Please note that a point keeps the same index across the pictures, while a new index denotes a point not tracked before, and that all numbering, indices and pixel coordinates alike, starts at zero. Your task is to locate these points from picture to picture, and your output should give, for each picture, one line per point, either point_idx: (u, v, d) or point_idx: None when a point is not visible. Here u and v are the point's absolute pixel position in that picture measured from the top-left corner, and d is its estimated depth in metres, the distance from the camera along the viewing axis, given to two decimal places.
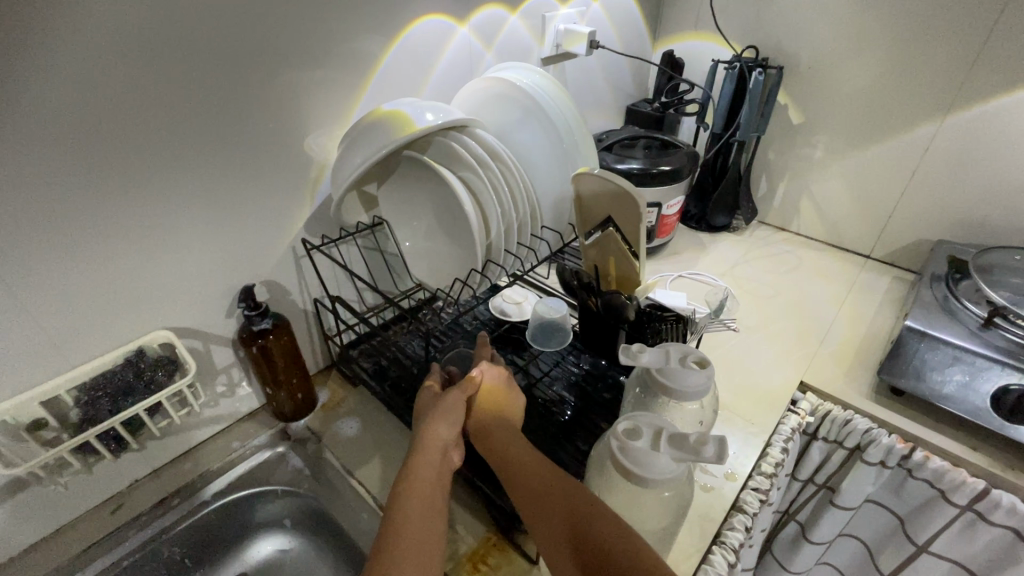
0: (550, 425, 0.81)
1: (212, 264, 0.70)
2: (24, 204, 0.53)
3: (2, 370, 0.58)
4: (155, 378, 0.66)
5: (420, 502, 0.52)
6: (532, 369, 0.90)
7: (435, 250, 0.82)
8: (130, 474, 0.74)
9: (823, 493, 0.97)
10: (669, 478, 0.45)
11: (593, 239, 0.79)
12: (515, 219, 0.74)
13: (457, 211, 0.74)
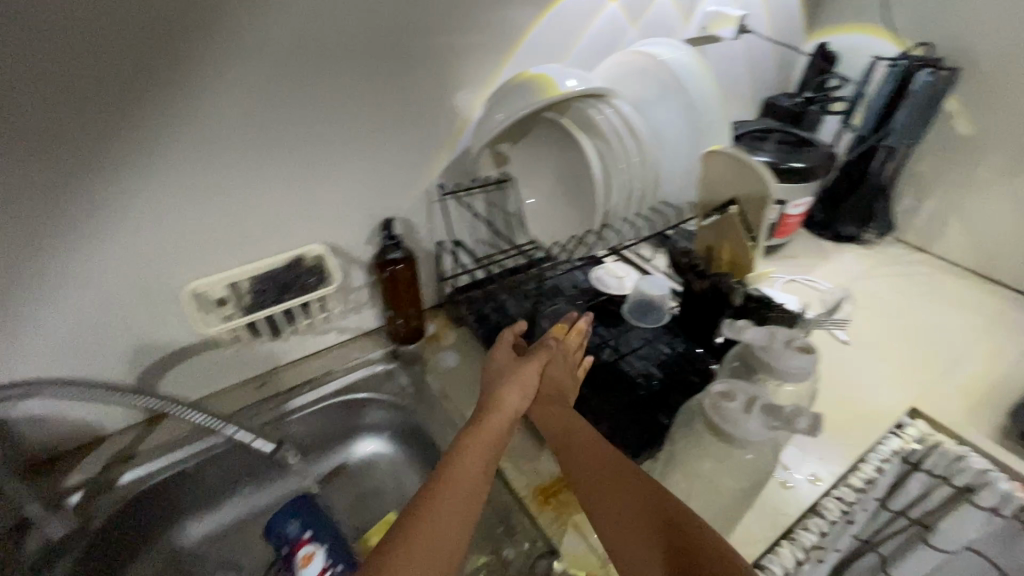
0: (633, 395, 0.83)
1: (362, 194, 0.81)
2: (237, 121, 0.66)
3: (205, 253, 0.73)
4: (307, 282, 0.78)
5: (476, 457, 0.55)
6: (623, 341, 0.92)
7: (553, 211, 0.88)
8: (274, 360, 0.89)
9: (913, 531, 0.91)
10: (756, 441, 0.47)
11: (711, 223, 0.79)
12: (638, 189, 0.77)
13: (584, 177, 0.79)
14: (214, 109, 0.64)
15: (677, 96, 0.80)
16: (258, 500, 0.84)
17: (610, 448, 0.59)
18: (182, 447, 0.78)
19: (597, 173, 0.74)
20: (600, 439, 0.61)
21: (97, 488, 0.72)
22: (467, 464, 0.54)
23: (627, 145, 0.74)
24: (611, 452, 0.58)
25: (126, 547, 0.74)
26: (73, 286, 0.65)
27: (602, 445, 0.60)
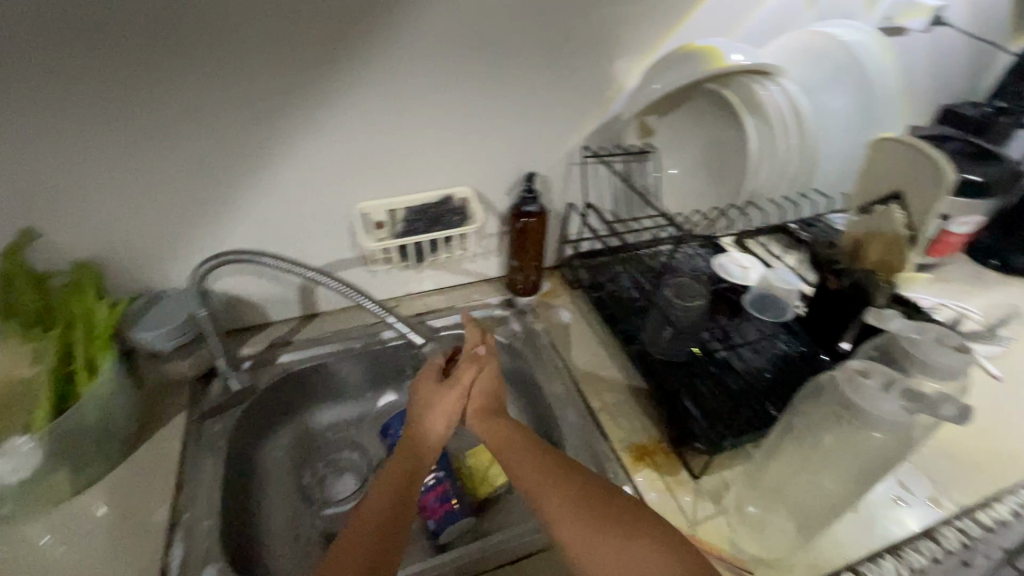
0: (741, 384, 0.81)
1: (512, 147, 0.86)
2: (424, 65, 0.74)
3: (373, 179, 0.83)
4: (450, 220, 0.85)
5: (384, 504, 0.54)
6: (738, 331, 0.90)
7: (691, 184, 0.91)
8: (407, 288, 0.99)
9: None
10: (891, 423, 0.47)
11: (869, 213, 0.79)
12: (789, 171, 0.83)
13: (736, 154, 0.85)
14: (406, 54, 0.72)
15: (855, 81, 0.92)
16: (376, 405, 0.95)
17: (544, 460, 0.57)
18: (327, 343, 0.91)
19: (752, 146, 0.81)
20: (535, 449, 0.58)
21: (263, 359, 0.88)
22: (356, 548, 0.50)
23: (787, 130, 0.80)
24: (550, 468, 0.55)
25: (271, 416, 0.86)
26: (274, 190, 0.78)
27: (537, 461, 0.57)
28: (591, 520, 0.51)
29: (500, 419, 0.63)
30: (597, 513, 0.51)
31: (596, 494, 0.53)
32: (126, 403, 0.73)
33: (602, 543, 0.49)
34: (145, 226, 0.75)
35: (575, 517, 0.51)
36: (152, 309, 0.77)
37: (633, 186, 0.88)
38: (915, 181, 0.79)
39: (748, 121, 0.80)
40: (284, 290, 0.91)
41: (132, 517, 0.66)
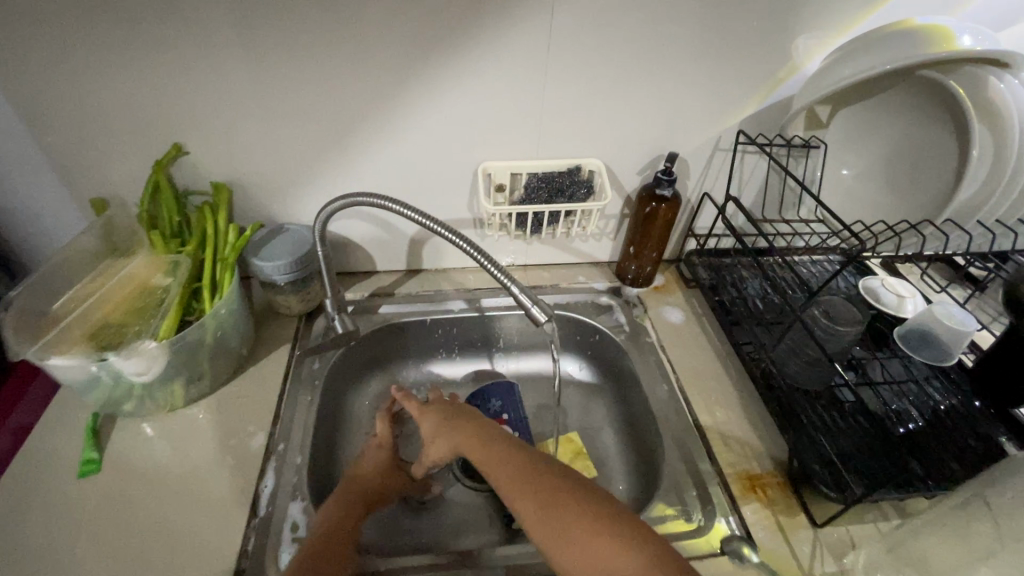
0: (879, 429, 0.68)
1: (654, 122, 0.78)
2: (580, 19, 0.67)
3: (500, 139, 0.78)
4: (576, 193, 0.79)
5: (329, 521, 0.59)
6: (877, 368, 0.77)
7: (863, 191, 0.80)
8: (511, 258, 0.95)
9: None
10: None
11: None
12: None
13: (943, 164, 0.71)
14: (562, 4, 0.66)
15: None
16: (462, 370, 0.93)
17: (505, 458, 0.60)
18: (428, 302, 0.90)
19: (977, 155, 0.67)
20: (495, 449, 0.62)
21: (365, 307, 0.88)
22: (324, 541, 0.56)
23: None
24: (510, 465, 0.59)
25: (364, 365, 0.86)
26: (404, 138, 0.77)
27: (502, 463, 0.59)
28: (549, 509, 0.52)
29: (460, 423, 0.68)
30: (553, 502, 0.53)
31: (557, 485, 0.55)
32: (240, 326, 0.75)
33: (561, 532, 0.51)
34: (280, 159, 0.76)
35: (535, 507, 0.54)
36: (275, 239, 0.79)
37: (795, 178, 0.76)
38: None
39: (976, 128, 0.66)
40: (394, 242, 0.90)
41: (231, 436, 0.68)
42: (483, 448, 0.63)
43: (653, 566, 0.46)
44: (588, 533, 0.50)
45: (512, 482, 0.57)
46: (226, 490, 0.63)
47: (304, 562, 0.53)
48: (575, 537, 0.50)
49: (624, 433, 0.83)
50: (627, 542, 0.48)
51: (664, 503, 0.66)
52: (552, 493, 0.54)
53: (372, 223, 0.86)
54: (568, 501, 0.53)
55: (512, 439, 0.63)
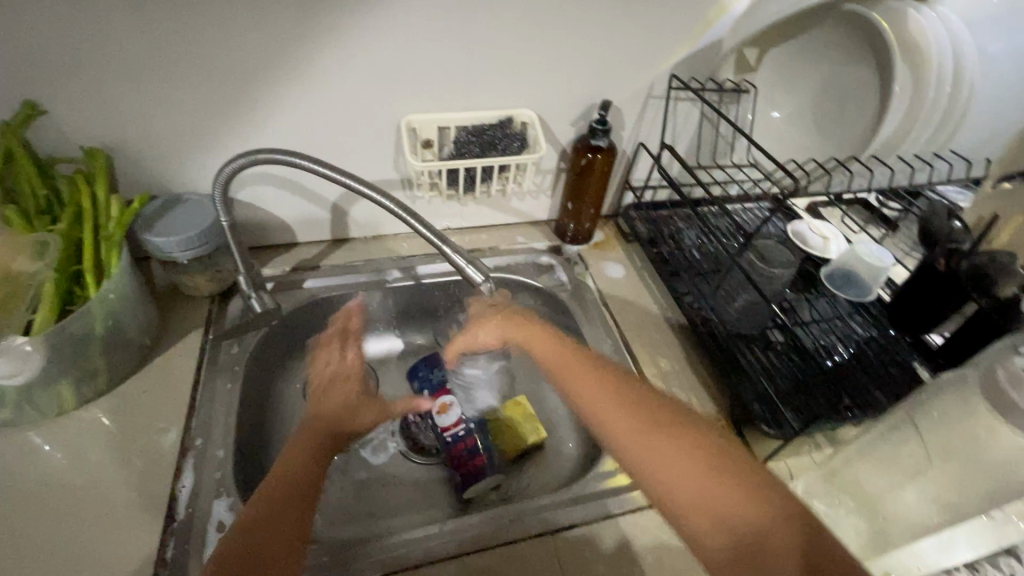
0: (808, 366, 0.70)
1: (585, 69, 0.74)
2: None
3: (423, 90, 0.71)
4: (510, 147, 0.75)
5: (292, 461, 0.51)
6: (805, 309, 0.79)
7: (792, 135, 0.81)
8: (446, 221, 0.89)
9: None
10: None
11: (1003, 190, 0.71)
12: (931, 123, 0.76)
13: (857, 100, 0.77)
14: None
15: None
16: (405, 342, 0.89)
17: (586, 373, 0.55)
18: (358, 273, 0.83)
19: (898, 91, 0.73)
20: (575, 364, 0.57)
21: (288, 282, 0.80)
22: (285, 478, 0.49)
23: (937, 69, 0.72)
24: (599, 382, 0.54)
25: (291, 344, 0.80)
26: (313, 90, 0.68)
27: (602, 387, 0.53)
28: (655, 431, 0.47)
29: (513, 327, 0.66)
30: (657, 425, 0.48)
31: (657, 407, 0.50)
32: (138, 314, 0.66)
33: (676, 469, 0.45)
34: (166, 118, 0.66)
35: (632, 428, 0.48)
36: (170, 212, 0.69)
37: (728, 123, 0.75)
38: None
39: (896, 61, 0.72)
40: (315, 210, 0.82)
41: (137, 437, 0.60)
42: (556, 365, 0.58)
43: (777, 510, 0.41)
44: (702, 464, 0.44)
45: (598, 402, 0.52)
46: (134, 498, 0.56)
47: (267, 503, 0.46)
48: (682, 463, 0.45)
49: None
50: (744, 479, 0.43)
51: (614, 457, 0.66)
52: (653, 413, 0.49)
53: (285, 189, 0.77)
54: (675, 427, 0.48)
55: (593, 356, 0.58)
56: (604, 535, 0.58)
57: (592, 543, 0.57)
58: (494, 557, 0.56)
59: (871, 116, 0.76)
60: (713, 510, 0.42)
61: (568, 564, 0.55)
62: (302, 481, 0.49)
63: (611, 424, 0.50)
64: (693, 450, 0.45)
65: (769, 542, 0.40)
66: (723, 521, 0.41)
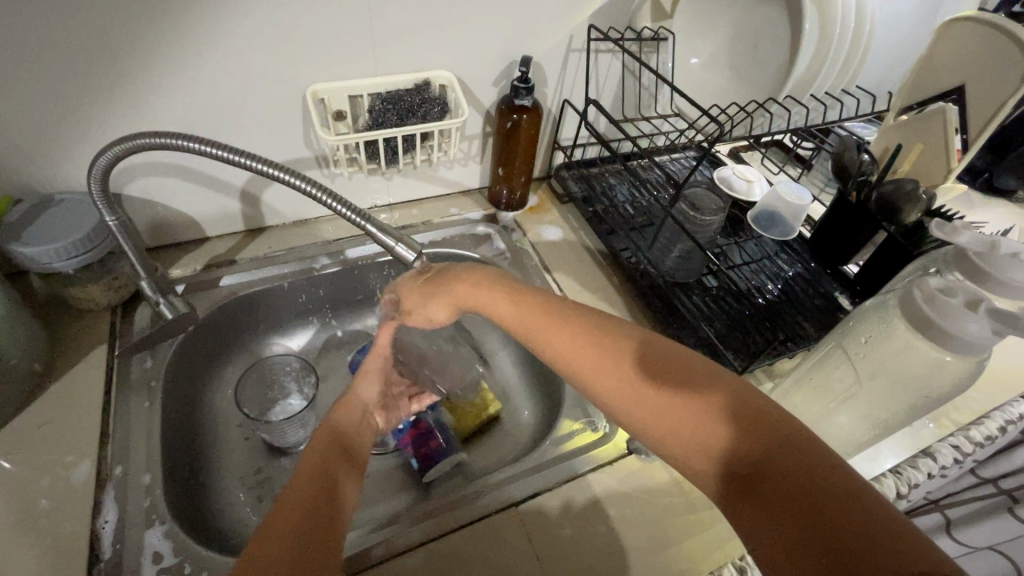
0: (743, 306, 0.73)
1: (501, 23, 0.70)
2: None
3: (326, 55, 0.65)
4: (429, 112, 0.70)
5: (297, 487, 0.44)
6: (735, 252, 0.81)
7: (711, 82, 0.83)
8: (373, 199, 0.84)
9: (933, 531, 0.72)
10: (976, 346, 0.42)
11: (906, 121, 0.74)
12: (841, 59, 0.77)
13: (769, 43, 0.78)
14: None
15: None
16: (345, 330, 0.85)
17: (560, 328, 0.48)
18: (280, 263, 0.76)
19: (808, 29, 0.74)
20: (543, 311, 0.50)
21: (200, 282, 0.73)
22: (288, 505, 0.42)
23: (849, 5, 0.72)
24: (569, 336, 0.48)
25: (212, 348, 0.73)
26: (197, 61, 0.60)
27: (555, 325, 0.49)
28: (637, 386, 0.44)
29: (464, 288, 0.55)
30: (639, 382, 0.44)
31: (634, 358, 0.45)
32: (20, 335, 0.57)
33: (652, 408, 0.42)
34: (19, 105, 0.56)
35: (610, 379, 0.45)
36: (43, 215, 0.60)
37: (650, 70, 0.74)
38: (986, 76, 0.69)
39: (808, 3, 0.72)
40: (220, 198, 0.73)
41: (41, 476, 0.53)
42: (526, 315, 0.50)
43: (766, 428, 0.38)
44: (677, 406, 0.41)
45: (561, 340, 0.48)
46: (44, 546, 0.49)
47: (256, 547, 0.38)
48: (665, 409, 0.42)
49: (522, 360, 0.81)
50: (732, 413, 0.40)
51: (569, 420, 0.66)
52: (629, 364, 0.45)
53: (182, 177, 0.69)
54: (655, 371, 0.44)
55: (554, 301, 0.51)
56: (565, 493, 0.58)
57: (557, 506, 0.57)
58: (459, 539, 0.54)
59: (779, 56, 0.78)
60: (697, 446, 0.40)
61: (534, 532, 0.55)
62: (328, 462, 0.47)
63: (593, 383, 0.46)
64: (676, 399, 0.42)
65: (767, 476, 0.36)
66: (707, 461, 0.40)
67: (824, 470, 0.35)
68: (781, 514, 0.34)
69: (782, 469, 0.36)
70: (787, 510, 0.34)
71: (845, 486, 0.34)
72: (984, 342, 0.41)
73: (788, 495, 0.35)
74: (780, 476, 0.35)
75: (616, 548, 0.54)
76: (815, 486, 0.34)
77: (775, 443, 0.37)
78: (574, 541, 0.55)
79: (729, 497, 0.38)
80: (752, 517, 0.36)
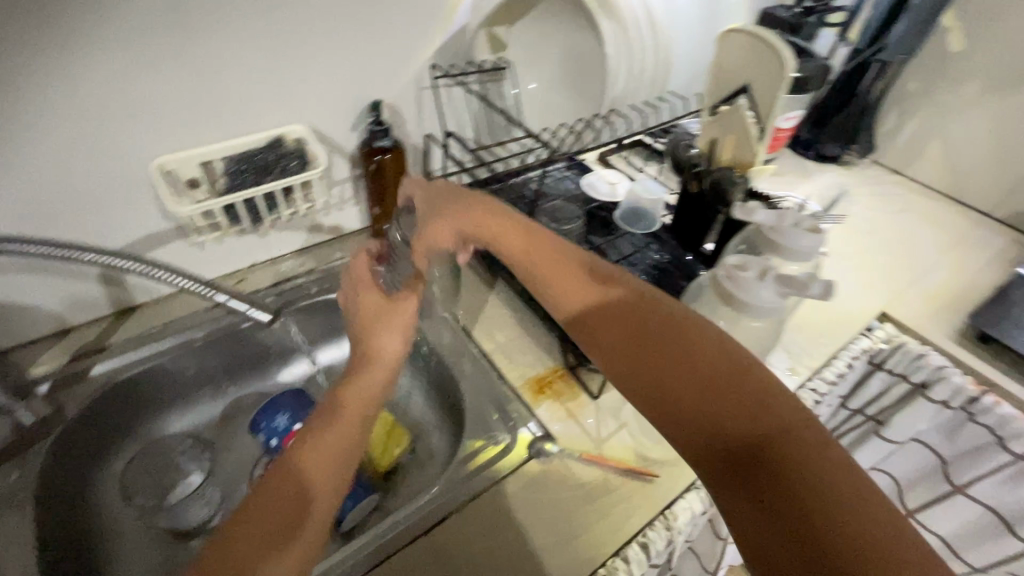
0: None
1: (345, 75, 0.73)
2: None
3: (167, 127, 0.64)
4: (287, 166, 0.71)
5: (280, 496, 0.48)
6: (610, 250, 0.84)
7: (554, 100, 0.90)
8: (251, 256, 0.83)
9: None
10: (771, 309, 0.50)
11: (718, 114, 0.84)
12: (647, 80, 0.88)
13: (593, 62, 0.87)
14: None
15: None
16: (244, 394, 0.83)
17: (591, 292, 0.52)
18: (157, 341, 0.73)
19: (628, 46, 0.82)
20: (573, 276, 0.53)
21: (66, 376, 0.68)
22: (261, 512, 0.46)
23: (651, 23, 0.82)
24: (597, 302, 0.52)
25: (91, 443, 0.69)
26: (18, 154, 0.57)
27: (585, 292, 0.52)
28: (656, 358, 0.47)
29: (473, 221, 0.59)
30: (657, 352, 0.47)
31: (659, 331, 0.48)
32: None
33: (666, 380, 0.46)
34: None
35: (628, 342, 0.49)
36: None
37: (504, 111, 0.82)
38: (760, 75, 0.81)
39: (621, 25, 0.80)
40: (78, 285, 0.70)
41: None
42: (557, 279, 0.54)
43: (778, 419, 0.41)
44: (697, 383, 0.44)
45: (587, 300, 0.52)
46: None
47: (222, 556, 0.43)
48: (682, 384, 0.45)
49: (428, 390, 0.83)
50: (754, 403, 0.42)
51: (472, 439, 0.68)
52: (653, 337, 0.48)
53: (23, 271, 0.65)
54: (676, 349, 0.46)
55: (585, 258, 0.55)
56: (480, 509, 0.61)
57: (471, 522, 0.60)
58: None
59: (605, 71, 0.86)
60: (710, 425, 0.43)
61: (446, 558, 0.57)
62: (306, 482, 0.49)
63: (608, 337, 0.50)
64: (695, 365, 0.45)
65: (768, 462, 0.39)
66: (711, 441, 0.43)
67: (825, 468, 0.38)
68: (775, 499, 0.38)
69: (787, 458, 0.39)
70: (784, 498, 0.38)
71: (849, 481, 0.37)
72: (774, 305, 0.49)
73: (790, 485, 0.38)
74: (780, 465, 0.39)
75: (525, 554, 0.57)
76: (813, 476, 0.38)
77: (780, 432, 0.40)
78: (486, 556, 0.57)
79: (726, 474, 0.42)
80: (749, 501, 0.39)
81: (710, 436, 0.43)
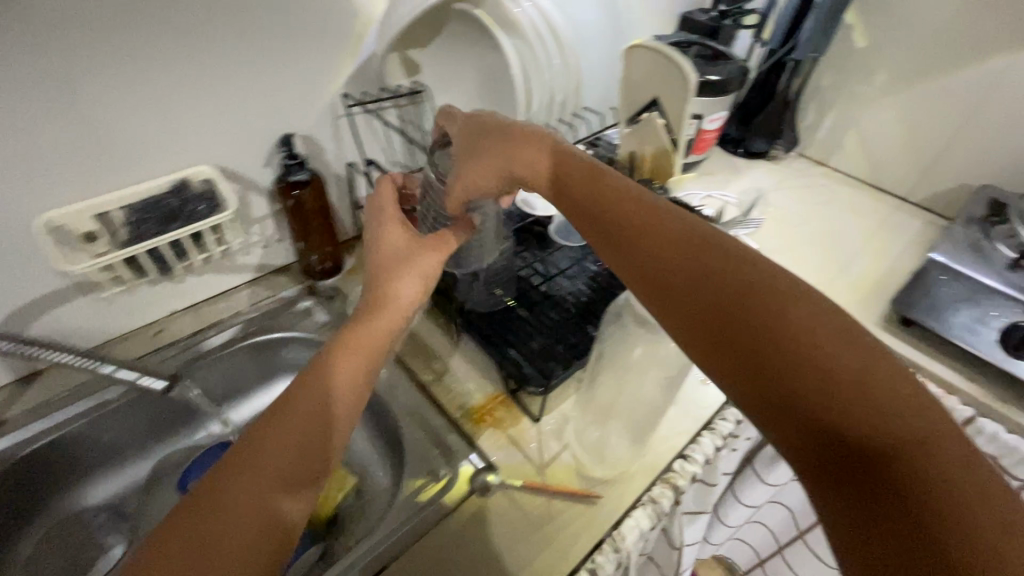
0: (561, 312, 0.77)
1: (251, 111, 0.70)
2: (73, 24, 0.53)
3: (53, 180, 0.60)
4: (195, 210, 0.67)
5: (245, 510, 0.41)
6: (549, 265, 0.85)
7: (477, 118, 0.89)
8: (170, 303, 0.79)
9: None
10: None
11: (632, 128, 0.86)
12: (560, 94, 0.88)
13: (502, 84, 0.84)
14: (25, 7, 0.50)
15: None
16: (172, 451, 0.78)
17: (665, 232, 0.43)
18: (69, 405, 0.68)
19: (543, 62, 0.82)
20: (644, 217, 0.44)
21: None
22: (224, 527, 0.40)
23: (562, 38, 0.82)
24: (663, 257, 0.43)
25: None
26: None
27: (657, 232, 0.43)
28: (745, 310, 0.38)
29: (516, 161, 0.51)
30: (746, 304, 0.38)
31: (756, 283, 0.39)
32: None
33: (752, 338, 0.38)
34: None
35: (707, 290, 0.40)
36: None
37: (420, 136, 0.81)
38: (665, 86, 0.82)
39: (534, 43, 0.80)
40: None
41: None
42: (619, 214, 0.45)
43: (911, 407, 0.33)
44: (802, 348, 0.36)
45: (658, 240, 0.43)
46: None
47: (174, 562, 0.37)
48: (781, 342, 0.36)
49: (369, 426, 0.80)
50: (883, 384, 0.34)
51: (413, 478, 0.66)
52: (745, 288, 0.39)
53: None
54: (777, 304, 0.37)
55: (652, 195, 0.45)
56: (422, 553, 0.59)
57: (413, 568, 0.58)
58: None
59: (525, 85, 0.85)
60: (821, 398, 0.35)
61: None
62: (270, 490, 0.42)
63: (677, 279, 0.41)
64: (791, 323, 0.37)
65: (888, 466, 0.33)
66: (811, 413, 0.35)
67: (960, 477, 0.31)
68: (889, 498, 0.32)
69: (914, 455, 0.32)
70: (899, 501, 0.32)
71: (973, 498, 0.31)
72: None
73: (916, 490, 0.32)
74: (901, 463, 0.32)
75: None
76: (941, 485, 0.31)
77: (913, 436, 0.32)
78: None
79: (820, 469, 0.35)
80: (852, 496, 0.34)
81: (799, 420, 0.35)
